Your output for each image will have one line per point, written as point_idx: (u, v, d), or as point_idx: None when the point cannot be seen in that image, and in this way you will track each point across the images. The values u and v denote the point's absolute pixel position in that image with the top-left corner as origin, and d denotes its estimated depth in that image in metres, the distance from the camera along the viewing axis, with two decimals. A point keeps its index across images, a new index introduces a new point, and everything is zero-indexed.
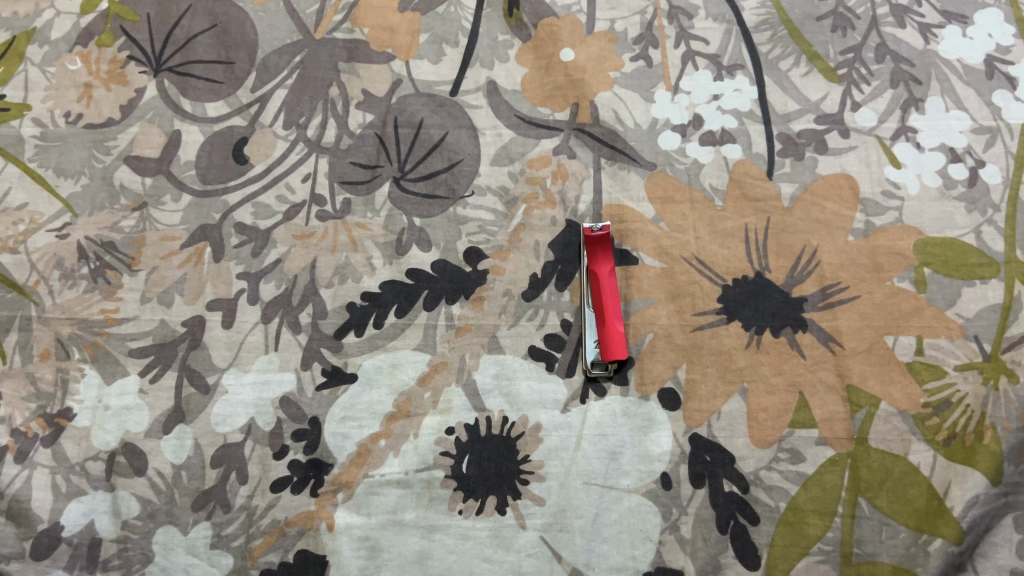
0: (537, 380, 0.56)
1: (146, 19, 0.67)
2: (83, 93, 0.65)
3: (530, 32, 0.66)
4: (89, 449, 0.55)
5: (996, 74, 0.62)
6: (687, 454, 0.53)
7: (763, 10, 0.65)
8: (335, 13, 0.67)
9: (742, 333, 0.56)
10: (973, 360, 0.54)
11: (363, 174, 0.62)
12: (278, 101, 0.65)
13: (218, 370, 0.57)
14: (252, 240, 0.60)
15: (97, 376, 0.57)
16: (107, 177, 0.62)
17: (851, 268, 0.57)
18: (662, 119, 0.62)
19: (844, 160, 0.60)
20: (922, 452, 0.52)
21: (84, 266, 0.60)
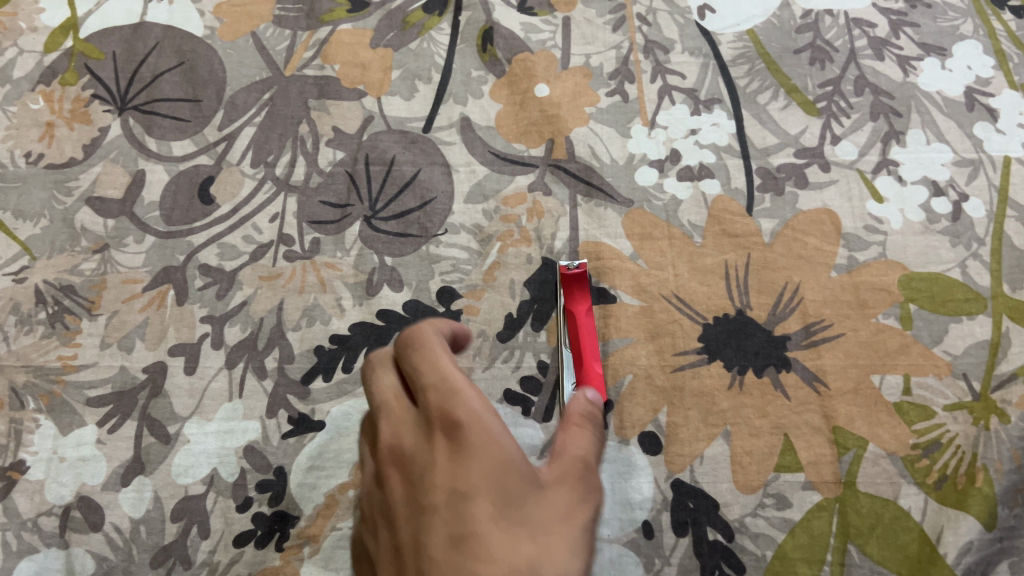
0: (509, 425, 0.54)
1: (112, 57, 0.66)
2: (45, 132, 0.63)
3: (505, 67, 0.65)
4: (42, 504, 0.52)
5: (976, 105, 0.61)
6: (670, 501, 0.51)
7: (740, 44, 0.64)
8: (305, 50, 0.66)
9: (724, 374, 0.54)
10: (963, 399, 0.52)
11: (333, 213, 0.60)
12: (246, 139, 0.63)
13: (180, 419, 0.54)
14: (217, 282, 0.58)
15: (52, 426, 0.54)
16: (67, 219, 0.60)
17: (835, 305, 0.55)
18: (639, 154, 0.61)
19: (825, 195, 0.59)
20: (913, 496, 0.50)
21: (42, 311, 0.57)
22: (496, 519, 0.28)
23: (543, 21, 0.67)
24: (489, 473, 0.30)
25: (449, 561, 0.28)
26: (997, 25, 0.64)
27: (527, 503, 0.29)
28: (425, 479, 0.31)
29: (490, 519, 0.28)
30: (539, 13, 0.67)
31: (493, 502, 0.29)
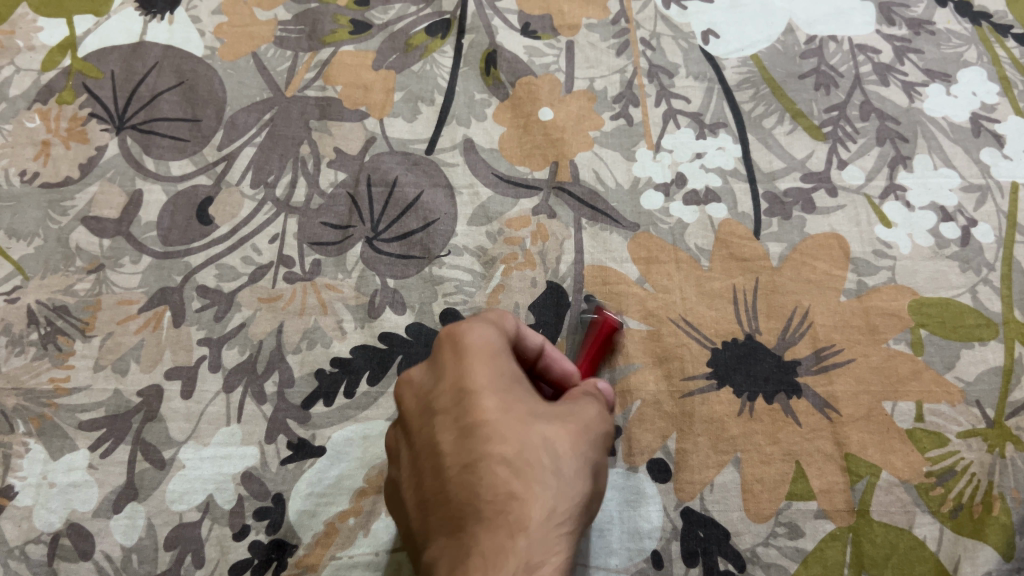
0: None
1: (110, 76, 0.65)
2: (40, 151, 0.62)
3: (508, 90, 0.65)
4: (30, 531, 0.50)
5: (983, 131, 0.61)
6: (679, 530, 0.50)
7: (745, 69, 0.64)
8: (306, 71, 0.66)
9: (734, 399, 0.53)
10: (976, 426, 0.52)
11: (334, 234, 0.59)
12: (246, 159, 0.62)
13: (176, 444, 0.53)
14: (215, 304, 0.57)
15: (42, 450, 0.53)
16: (62, 238, 0.59)
17: (845, 330, 0.55)
18: (644, 178, 0.60)
19: (833, 220, 0.58)
20: (928, 525, 0.49)
21: (34, 332, 0.56)
22: (500, 408, 0.38)
23: (546, 45, 0.66)
24: (492, 377, 0.39)
25: (462, 450, 0.37)
26: (1001, 52, 0.64)
27: (532, 395, 0.40)
28: (439, 384, 0.40)
29: (495, 409, 0.37)
30: (543, 36, 0.67)
31: (496, 399, 0.38)
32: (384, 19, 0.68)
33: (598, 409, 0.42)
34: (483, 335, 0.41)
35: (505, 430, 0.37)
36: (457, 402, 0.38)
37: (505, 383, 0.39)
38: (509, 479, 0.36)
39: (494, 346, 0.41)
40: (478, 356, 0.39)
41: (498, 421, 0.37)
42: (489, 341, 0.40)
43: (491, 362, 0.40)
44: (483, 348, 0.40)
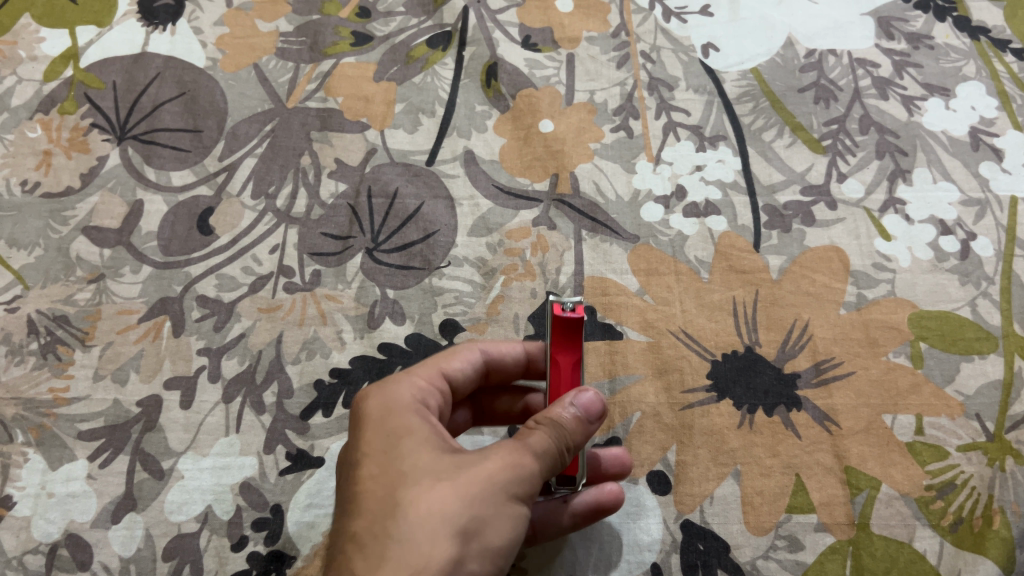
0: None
1: (112, 87, 0.65)
2: (42, 161, 0.62)
3: (509, 102, 0.65)
4: (28, 541, 0.50)
5: (981, 146, 0.61)
6: (679, 542, 0.50)
7: (744, 82, 0.64)
8: (307, 83, 0.66)
9: (733, 412, 0.53)
10: (976, 439, 0.52)
11: (334, 245, 0.59)
12: (247, 169, 0.62)
13: (174, 454, 0.53)
14: (215, 314, 0.57)
15: (41, 460, 0.52)
16: (62, 248, 0.59)
17: (845, 343, 0.55)
18: (644, 190, 0.61)
19: (833, 233, 0.58)
20: (928, 539, 0.49)
21: (34, 342, 0.56)
22: (375, 478, 0.39)
23: (547, 58, 0.67)
24: (379, 448, 0.41)
25: (340, 526, 0.39)
26: (999, 67, 0.64)
27: (427, 453, 0.40)
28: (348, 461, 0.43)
29: (370, 479, 0.40)
30: (544, 49, 0.67)
31: (374, 469, 0.40)
32: (386, 31, 0.68)
33: (508, 459, 0.39)
34: (402, 387, 0.45)
35: (371, 501, 0.38)
36: (347, 480, 0.41)
37: (388, 450, 0.41)
38: (357, 555, 0.36)
39: (407, 401, 0.44)
40: (382, 420, 0.42)
41: (369, 492, 0.39)
42: (404, 391, 0.44)
43: (395, 423, 0.42)
44: (390, 405, 0.43)
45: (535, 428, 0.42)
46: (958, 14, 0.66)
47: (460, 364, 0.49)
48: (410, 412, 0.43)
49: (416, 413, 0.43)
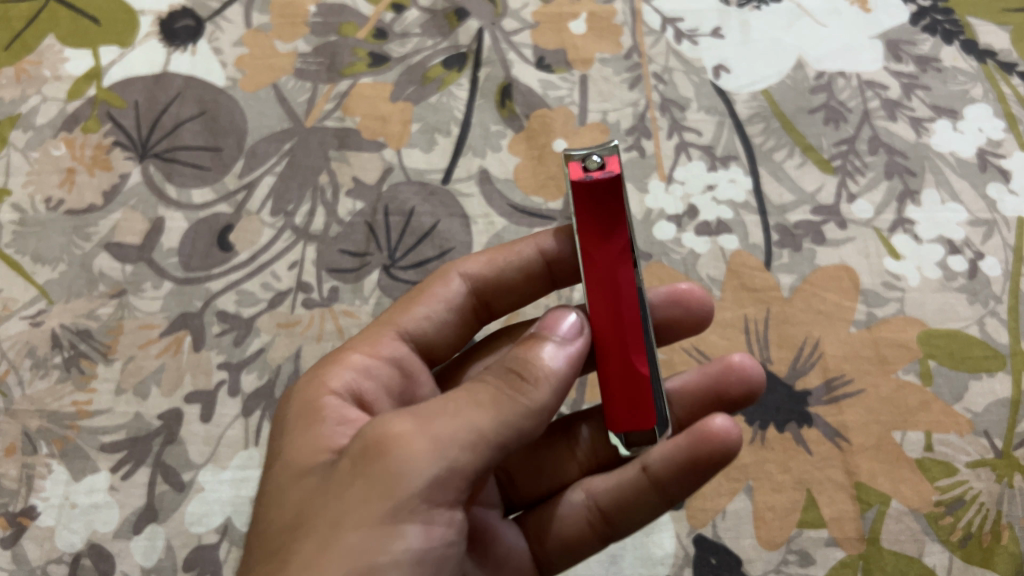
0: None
1: (134, 105, 0.66)
2: (66, 178, 0.63)
3: (523, 122, 0.66)
4: (52, 551, 0.52)
5: (989, 167, 0.62)
6: (692, 556, 0.51)
7: (755, 103, 0.66)
8: (325, 102, 0.67)
9: (746, 428, 0.54)
10: (985, 456, 0.53)
11: (351, 261, 0.60)
12: (266, 188, 0.63)
13: (195, 466, 0.54)
14: (234, 329, 0.58)
15: (64, 472, 0.54)
16: (85, 264, 0.60)
17: (855, 360, 0.56)
18: (656, 209, 0.62)
19: (843, 252, 0.59)
20: (937, 554, 0.50)
21: (58, 355, 0.57)
22: (253, 536, 0.36)
23: (560, 78, 0.68)
24: (266, 491, 0.37)
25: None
26: (1006, 90, 0.65)
27: (296, 494, 0.35)
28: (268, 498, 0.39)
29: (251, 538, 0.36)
30: (557, 70, 0.68)
31: (255, 524, 0.36)
32: (402, 52, 0.69)
33: (362, 490, 0.32)
34: (331, 371, 0.42)
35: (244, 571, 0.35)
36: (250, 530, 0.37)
37: (270, 495, 0.36)
38: None
39: (313, 412, 0.39)
40: (284, 438, 0.39)
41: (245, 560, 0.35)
42: (326, 377, 0.42)
43: (289, 438, 0.39)
44: (303, 404, 0.41)
45: (434, 415, 0.33)
46: (966, 37, 0.67)
47: (425, 309, 0.47)
48: (317, 414, 0.39)
49: (323, 413, 0.39)
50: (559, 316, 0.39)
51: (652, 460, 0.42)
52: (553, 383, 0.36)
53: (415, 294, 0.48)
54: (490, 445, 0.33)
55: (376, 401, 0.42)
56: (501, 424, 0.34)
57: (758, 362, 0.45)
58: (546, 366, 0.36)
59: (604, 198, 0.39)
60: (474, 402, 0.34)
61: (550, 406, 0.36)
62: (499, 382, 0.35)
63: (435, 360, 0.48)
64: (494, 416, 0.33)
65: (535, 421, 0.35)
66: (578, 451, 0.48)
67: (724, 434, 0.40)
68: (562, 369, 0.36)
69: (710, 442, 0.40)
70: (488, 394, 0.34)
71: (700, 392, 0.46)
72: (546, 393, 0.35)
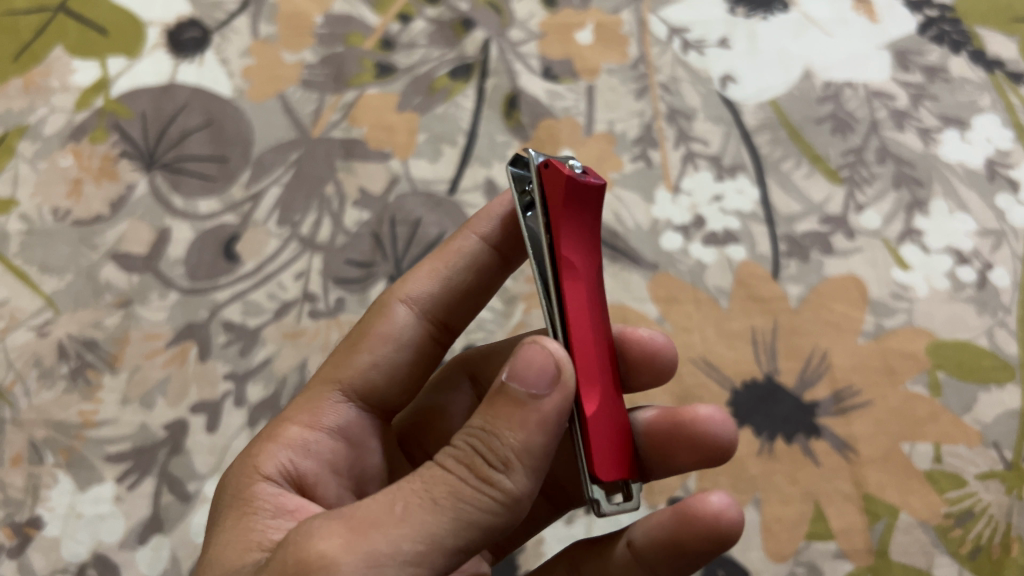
0: (564, 521, 0.53)
1: (140, 115, 0.66)
2: (73, 188, 0.64)
3: (529, 132, 0.66)
4: (57, 561, 0.52)
5: (997, 178, 0.62)
6: (699, 569, 0.50)
7: (763, 114, 0.65)
8: (332, 112, 0.67)
9: (754, 440, 0.53)
10: (994, 468, 0.52)
11: (357, 272, 0.60)
12: (272, 198, 0.63)
13: (200, 476, 0.54)
14: (240, 339, 0.58)
15: (70, 482, 0.54)
16: (92, 273, 0.60)
17: (863, 371, 0.55)
18: (663, 219, 0.61)
19: (851, 262, 0.59)
20: (947, 566, 0.50)
21: (64, 366, 0.57)
22: None
23: (567, 89, 0.68)
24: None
25: None
26: (1015, 99, 0.65)
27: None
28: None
29: None
30: (564, 81, 0.68)
31: None
32: (409, 63, 0.69)
33: None
34: (265, 449, 0.40)
35: None
36: None
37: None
38: None
39: (252, 502, 0.37)
40: (220, 528, 0.37)
41: None
42: (258, 457, 0.40)
43: (219, 529, 0.37)
44: (237, 493, 0.38)
45: (373, 520, 0.30)
46: (974, 47, 0.67)
47: (371, 355, 0.44)
48: (250, 504, 0.37)
49: (256, 504, 0.37)
50: (532, 356, 0.33)
51: (642, 535, 0.39)
52: (526, 464, 0.32)
53: (359, 334, 0.44)
54: (445, 552, 0.30)
55: (317, 479, 0.41)
56: (459, 525, 0.30)
57: (726, 426, 0.42)
58: (516, 442, 0.31)
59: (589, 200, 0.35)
60: (427, 500, 0.30)
61: (522, 494, 0.32)
62: (459, 470, 0.31)
63: (392, 408, 0.45)
64: (449, 519, 0.30)
65: (502, 514, 0.31)
66: (552, 497, 0.48)
67: (715, 515, 0.36)
68: (535, 447, 0.32)
69: (700, 523, 0.37)
70: (444, 489, 0.31)
71: (652, 439, 0.43)
72: (515, 479, 0.31)
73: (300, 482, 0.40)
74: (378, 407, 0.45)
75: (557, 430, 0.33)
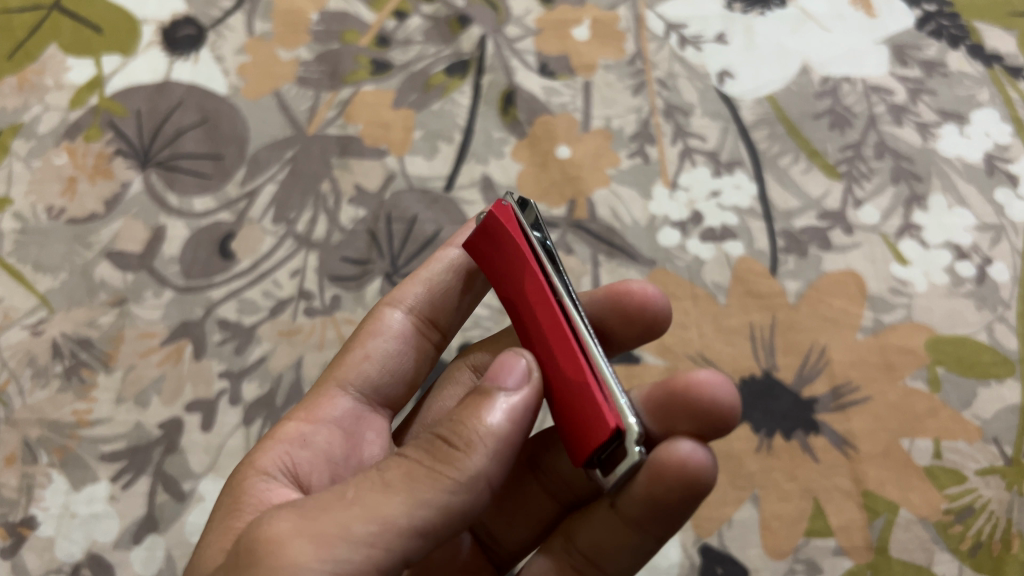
0: None
1: (135, 113, 0.66)
2: (67, 187, 0.63)
3: (526, 129, 0.65)
4: (50, 562, 0.51)
5: (996, 172, 0.61)
6: (698, 566, 0.50)
7: (761, 109, 0.65)
8: (327, 110, 0.66)
9: (752, 437, 0.53)
10: (995, 463, 0.52)
11: (353, 269, 0.60)
12: (268, 196, 0.63)
13: (195, 476, 0.53)
14: (235, 337, 0.58)
15: (64, 481, 0.53)
16: (86, 272, 0.60)
17: (862, 367, 0.55)
18: (661, 215, 0.61)
19: (850, 258, 0.59)
20: (947, 563, 0.50)
21: (58, 365, 0.57)
22: None
23: (564, 85, 0.67)
24: None
25: None
26: (1013, 94, 0.64)
27: None
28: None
29: None
30: (560, 77, 0.68)
31: None
32: (404, 59, 0.69)
33: None
34: (263, 449, 0.41)
35: None
36: None
37: None
38: None
39: (242, 498, 0.38)
40: (210, 532, 0.37)
41: None
42: (254, 456, 0.40)
43: (210, 530, 0.37)
44: (231, 492, 0.39)
45: (328, 509, 0.30)
46: (972, 42, 0.67)
47: (362, 349, 0.46)
48: (239, 501, 0.38)
49: (244, 500, 0.37)
50: (508, 360, 0.35)
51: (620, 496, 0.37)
52: (490, 446, 0.32)
53: (355, 337, 0.46)
54: (400, 532, 0.30)
55: (312, 471, 0.40)
56: (413, 506, 0.30)
57: (729, 386, 0.36)
58: (475, 427, 0.32)
59: (499, 239, 0.39)
60: (381, 485, 0.31)
61: (484, 477, 0.32)
62: (421, 456, 0.32)
63: (382, 396, 0.46)
64: (403, 499, 0.30)
65: (463, 496, 0.31)
66: (547, 481, 0.45)
67: (679, 462, 0.34)
68: (492, 432, 0.32)
69: (669, 474, 0.34)
70: (402, 474, 0.31)
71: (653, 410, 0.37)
72: (474, 460, 0.32)
73: (297, 475, 0.39)
74: (370, 397, 0.45)
75: (519, 421, 0.33)
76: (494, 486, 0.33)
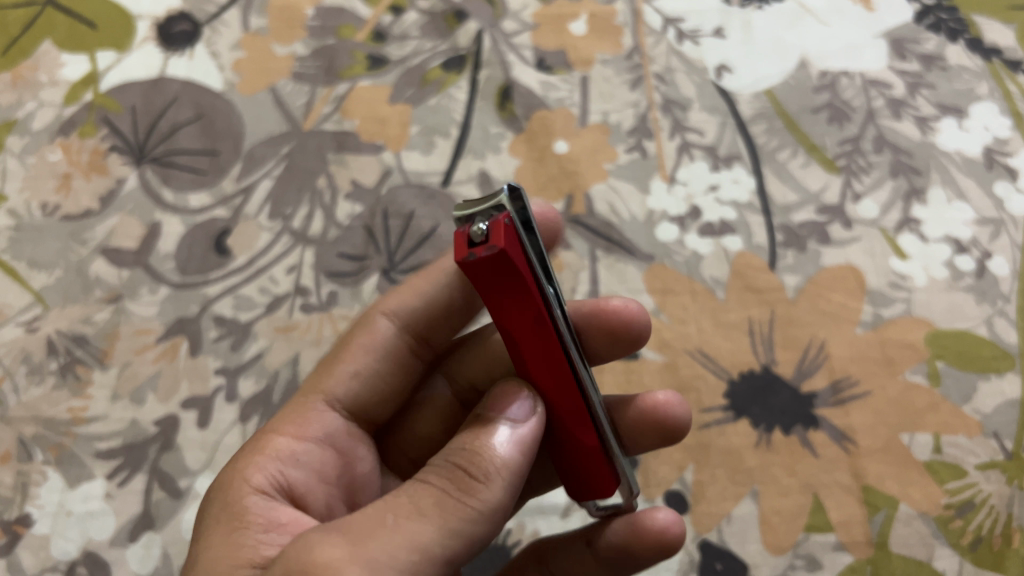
0: (561, 515, 0.52)
1: (130, 109, 0.65)
2: (61, 184, 0.63)
3: (523, 124, 0.65)
4: (46, 560, 0.51)
5: (995, 166, 0.61)
6: (697, 562, 0.50)
7: (759, 103, 0.65)
8: (323, 105, 0.66)
9: (751, 432, 0.53)
10: (995, 458, 0.52)
11: (350, 265, 0.60)
12: (264, 192, 0.62)
13: (191, 473, 0.53)
14: (231, 334, 0.57)
15: (59, 479, 0.53)
16: (81, 269, 0.60)
17: (861, 361, 0.55)
18: (659, 210, 0.61)
19: (849, 252, 0.59)
20: (948, 558, 0.49)
21: (53, 362, 0.56)
22: None
23: (561, 79, 0.67)
24: None
25: None
26: (1012, 87, 0.64)
27: None
28: None
29: None
30: (557, 72, 0.67)
31: None
32: (400, 54, 0.68)
33: None
34: (252, 463, 0.40)
35: None
36: None
37: None
38: None
39: (244, 515, 0.37)
40: (206, 546, 0.36)
41: None
42: (245, 471, 0.39)
43: (207, 545, 0.36)
44: (225, 505, 0.38)
45: (366, 534, 0.30)
46: (971, 35, 0.66)
47: (349, 364, 0.45)
48: (241, 518, 0.37)
49: (248, 519, 0.37)
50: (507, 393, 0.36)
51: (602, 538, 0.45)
52: (505, 479, 0.33)
53: (343, 346, 0.46)
54: (434, 560, 0.30)
55: (305, 489, 0.40)
56: (446, 534, 0.31)
57: (684, 407, 0.45)
58: (494, 459, 0.33)
59: (509, 273, 0.32)
60: (414, 511, 0.31)
61: (500, 506, 0.33)
62: (444, 484, 0.32)
63: (365, 411, 0.45)
64: (437, 527, 0.31)
65: (482, 526, 0.32)
66: None
67: (660, 529, 0.43)
68: (507, 464, 0.33)
69: (650, 539, 0.43)
70: (430, 500, 0.32)
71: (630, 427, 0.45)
72: (494, 491, 0.33)
73: (294, 494, 0.40)
74: (353, 410, 0.45)
75: (525, 453, 0.34)
76: (503, 516, 0.34)
